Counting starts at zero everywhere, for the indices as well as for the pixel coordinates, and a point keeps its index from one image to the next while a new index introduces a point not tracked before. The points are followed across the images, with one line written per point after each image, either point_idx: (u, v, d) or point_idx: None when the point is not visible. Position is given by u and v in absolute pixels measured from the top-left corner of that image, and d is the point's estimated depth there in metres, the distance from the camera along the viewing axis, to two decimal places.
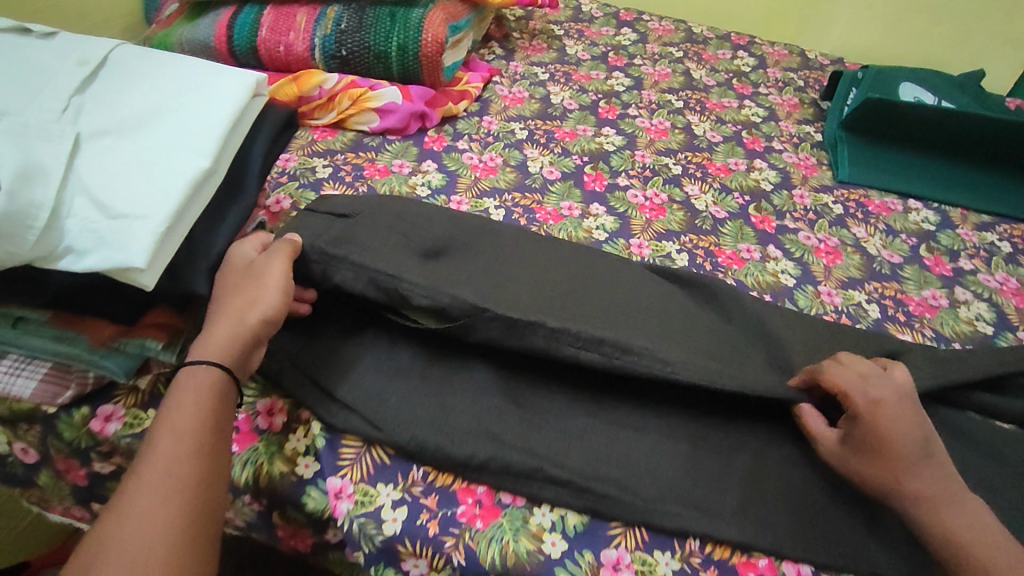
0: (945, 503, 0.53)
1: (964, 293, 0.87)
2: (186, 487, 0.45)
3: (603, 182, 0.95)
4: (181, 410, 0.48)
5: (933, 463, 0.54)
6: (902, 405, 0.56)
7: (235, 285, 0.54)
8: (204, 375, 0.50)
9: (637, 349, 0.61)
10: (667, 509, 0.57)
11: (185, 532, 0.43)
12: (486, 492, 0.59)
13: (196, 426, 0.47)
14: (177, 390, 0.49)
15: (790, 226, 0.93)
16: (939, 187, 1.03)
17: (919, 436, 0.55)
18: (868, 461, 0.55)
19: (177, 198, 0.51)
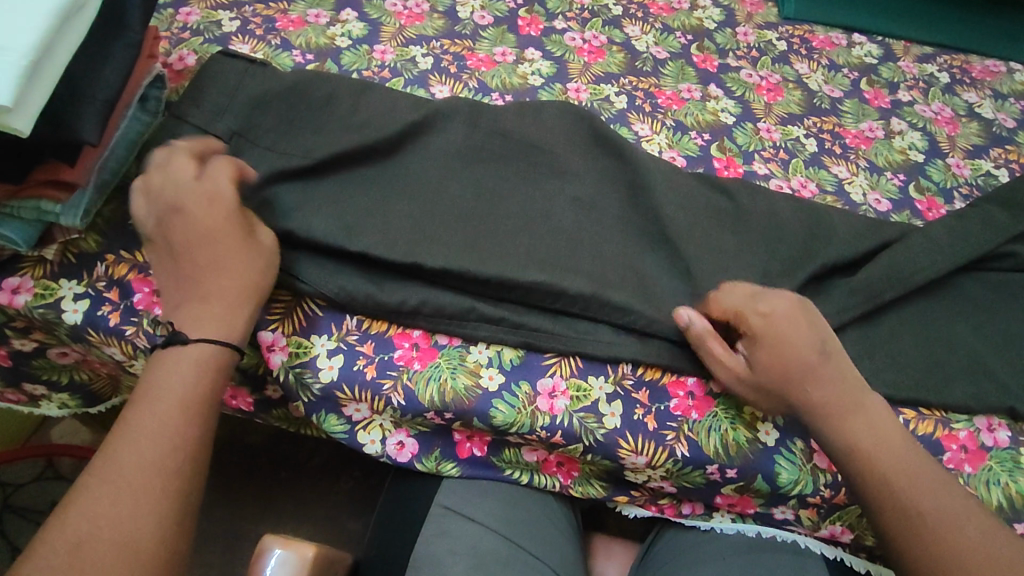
0: (845, 409, 0.52)
1: (900, 124, 0.87)
2: (171, 471, 0.44)
3: (538, 26, 0.89)
4: (176, 380, 0.47)
5: (837, 375, 0.53)
6: (795, 316, 0.54)
7: (233, 250, 0.52)
8: (206, 349, 0.49)
9: (525, 287, 0.56)
10: (599, 333, 0.57)
11: (169, 517, 0.43)
12: (422, 335, 0.58)
13: (183, 409, 0.46)
14: (161, 369, 0.48)
15: (732, 64, 0.90)
16: (884, 20, 1.00)
17: (813, 340, 0.53)
18: (774, 376, 0.53)
19: (39, 29, 0.45)
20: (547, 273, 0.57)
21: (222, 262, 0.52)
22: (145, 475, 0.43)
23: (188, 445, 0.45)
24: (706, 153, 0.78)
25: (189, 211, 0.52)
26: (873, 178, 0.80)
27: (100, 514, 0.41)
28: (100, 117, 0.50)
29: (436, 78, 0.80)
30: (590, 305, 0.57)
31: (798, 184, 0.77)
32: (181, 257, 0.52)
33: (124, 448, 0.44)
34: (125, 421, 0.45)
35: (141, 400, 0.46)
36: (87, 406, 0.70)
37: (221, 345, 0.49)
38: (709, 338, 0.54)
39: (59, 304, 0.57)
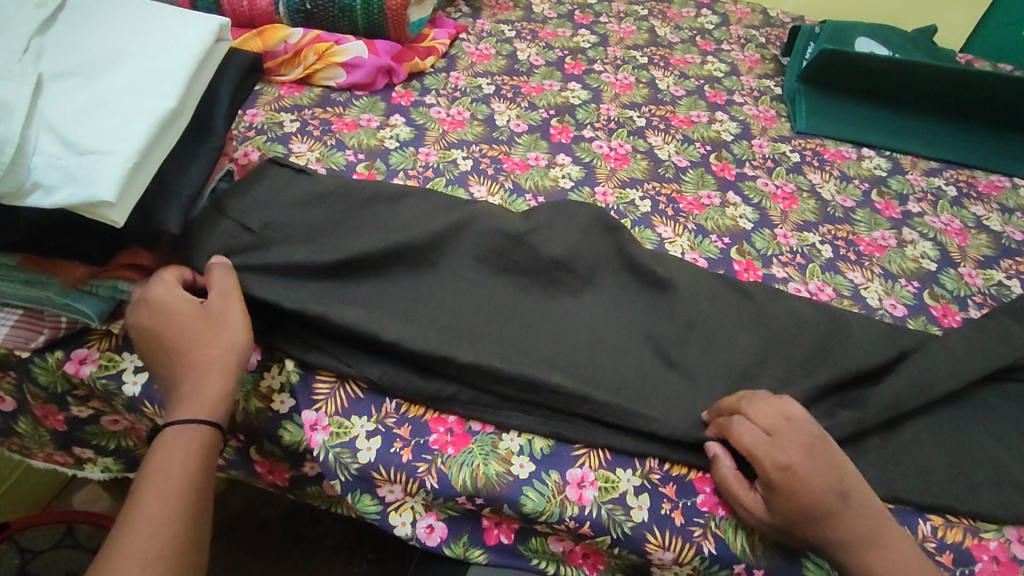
0: (871, 544, 0.51)
1: (911, 233, 0.92)
2: (176, 545, 0.46)
3: (569, 134, 0.98)
4: (168, 469, 0.49)
5: (861, 512, 0.52)
6: (814, 459, 0.52)
7: (191, 333, 0.54)
8: (186, 428, 0.50)
9: (553, 388, 0.58)
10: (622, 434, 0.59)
11: None
12: (457, 420, 0.60)
13: (179, 484, 0.48)
14: (155, 461, 0.49)
15: (748, 173, 0.97)
16: (892, 137, 1.08)
17: (833, 481, 0.52)
18: (800, 522, 0.51)
19: (145, 133, 0.52)
20: (571, 380, 0.59)
21: (192, 340, 0.53)
22: (152, 551, 0.45)
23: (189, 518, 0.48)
24: (726, 255, 0.83)
25: (153, 313, 0.54)
26: (888, 284, 0.83)
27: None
28: (183, 209, 0.55)
29: (474, 179, 0.87)
30: (614, 412, 0.58)
31: (816, 288, 0.81)
32: (157, 362, 0.54)
33: (123, 543, 0.45)
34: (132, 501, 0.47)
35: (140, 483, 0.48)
36: (126, 471, 0.72)
37: (202, 425, 0.51)
38: (732, 479, 0.54)
39: (120, 375, 0.60)
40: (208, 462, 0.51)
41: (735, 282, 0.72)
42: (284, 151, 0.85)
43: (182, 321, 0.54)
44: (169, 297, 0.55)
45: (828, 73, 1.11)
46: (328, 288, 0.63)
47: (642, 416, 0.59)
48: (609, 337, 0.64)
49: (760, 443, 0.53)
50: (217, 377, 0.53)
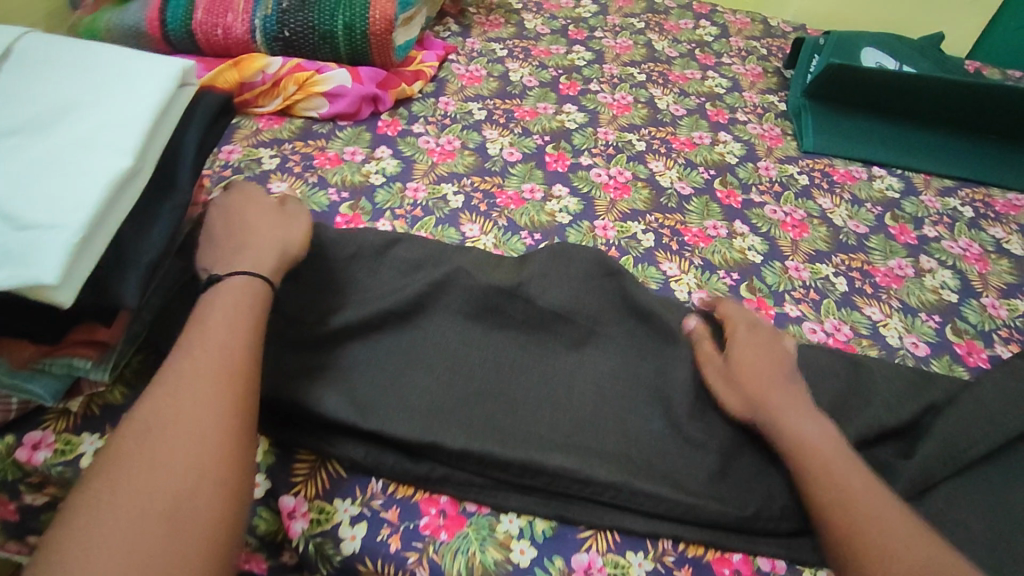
0: (802, 419, 0.56)
1: (929, 261, 0.87)
2: (220, 386, 0.47)
3: (565, 162, 0.92)
4: (226, 315, 0.51)
5: (796, 391, 0.59)
6: (765, 335, 0.63)
7: (266, 234, 0.60)
8: (229, 282, 0.54)
9: (552, 473, 0.54)
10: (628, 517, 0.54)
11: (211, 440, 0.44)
12: (450, 500, 0.56)
13: (213, 388, 0.46)
14: (213, 307, 0.52)
15: (755, 200, 0.92)
16: (903, 154, 1.03)
17: (781, 361, 0.61)
18: (743, 371, 0.60)
19: (97, 199, 0.47)
20: (573, 458, 0.55)
21: (262, 230, 0.60)
22: (198, 456, 0.43)
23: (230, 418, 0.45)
24: (736, 293, 0.78)
25: (251, 214, 0.62)
26: (908, 320, 0.78)
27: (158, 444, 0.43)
28: (143, 277, 0.49)
29: (466, 217, 0.81)
30: (620, 493, 0.54)
31: (832, 327, 0.76)
32: (228, 245, 0.58)
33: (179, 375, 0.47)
34: (150, 416, 0.44)
35: (161, 395, 0.45)
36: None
37: (251, 278, 0.54)
38: (703, 339, 0.64)
39: (78, 461, 0.55)
40: (235, 358, 0.48)
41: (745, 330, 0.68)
42: None
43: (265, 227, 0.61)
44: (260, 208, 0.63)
45: (835, 87, 1.06)
46: (303, 364, 0.58)
47: (653, 491, 0.54)
48: (615, 397, 0.60)
49: (735, 315, 0.66)
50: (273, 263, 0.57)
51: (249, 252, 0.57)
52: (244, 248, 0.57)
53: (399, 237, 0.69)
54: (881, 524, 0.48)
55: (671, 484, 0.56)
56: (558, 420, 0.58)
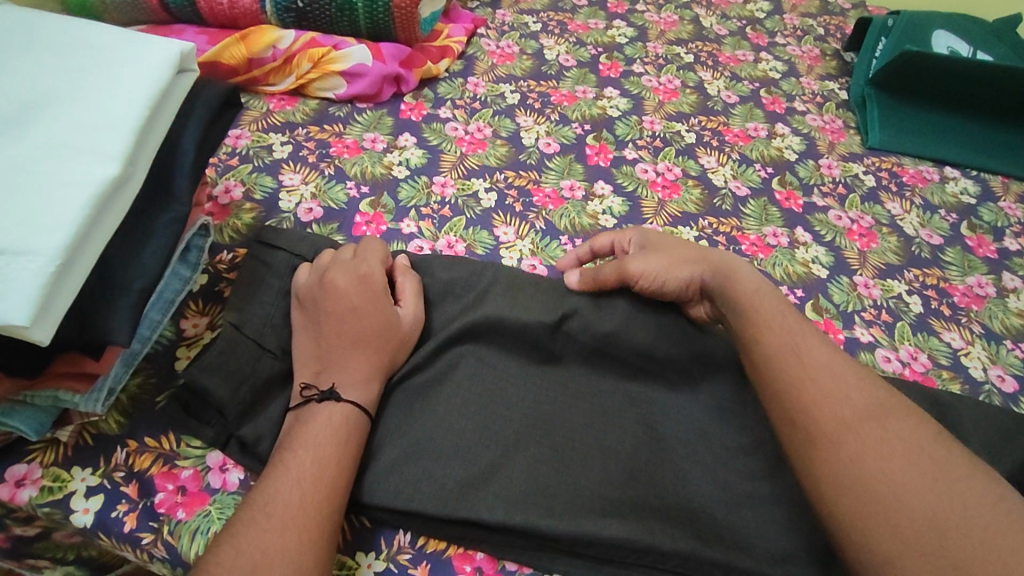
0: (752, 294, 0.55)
1: (1012, 280, 0.78)
2: (317, 496, 0.43)
3: (608, 155, 0.83)
4: (321, 429, 0.47)
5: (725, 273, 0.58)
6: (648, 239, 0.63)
7: (377, 318, 0.53)
8: (335, 417, 0.48)
9: (607, 542, 0.47)
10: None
11: (301, 547, 0.41)
12: (486, 558, 0.49)
13: (320, 510, 0.43)
14: (315, 419, 0.48)
15: (818, 203, 0.83)
16: (979, 153, 0.93)
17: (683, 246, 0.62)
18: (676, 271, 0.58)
19: (78, 216, 0.39)
20: (629, 524, 0.48)
21: (353, 321, 0.52)
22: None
23: (320, 548, 0.42)
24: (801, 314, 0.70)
25: (360, 285, 0.54)
26: (992, 349, 0.70)
27: (255, 551, 0.40)
28: (135, 309, 0.43)
29: (500, 218, 0.73)
30: (687, 562, 0.48)
31: (908, 355, 0.68)
32: (327, 328, 0.52)
33: (280, 478, 0.44)
34: (246, 519, 0.42)
35: (260, 498, 0.43)
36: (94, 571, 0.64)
37: (362, 412, 0.49)
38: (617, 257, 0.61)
39: (69, 501, 0.48)
40: (346, 478, 0.46)
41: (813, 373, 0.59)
42: (273, 185, 0.71)
43: (378, 304, 0.54)
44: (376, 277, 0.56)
45: (905, 76, 0.96)
46: None
47: (717, 559, 0.48)
48: (669, 448, 0.53)
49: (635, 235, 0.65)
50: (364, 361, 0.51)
51: (350, 350, 0.51)
52: (341, 345, 0.51)
53: (423, 260, 0.62)
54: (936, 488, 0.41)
55: (738, 549, 0.49)
56: (610, 472, 0.51)
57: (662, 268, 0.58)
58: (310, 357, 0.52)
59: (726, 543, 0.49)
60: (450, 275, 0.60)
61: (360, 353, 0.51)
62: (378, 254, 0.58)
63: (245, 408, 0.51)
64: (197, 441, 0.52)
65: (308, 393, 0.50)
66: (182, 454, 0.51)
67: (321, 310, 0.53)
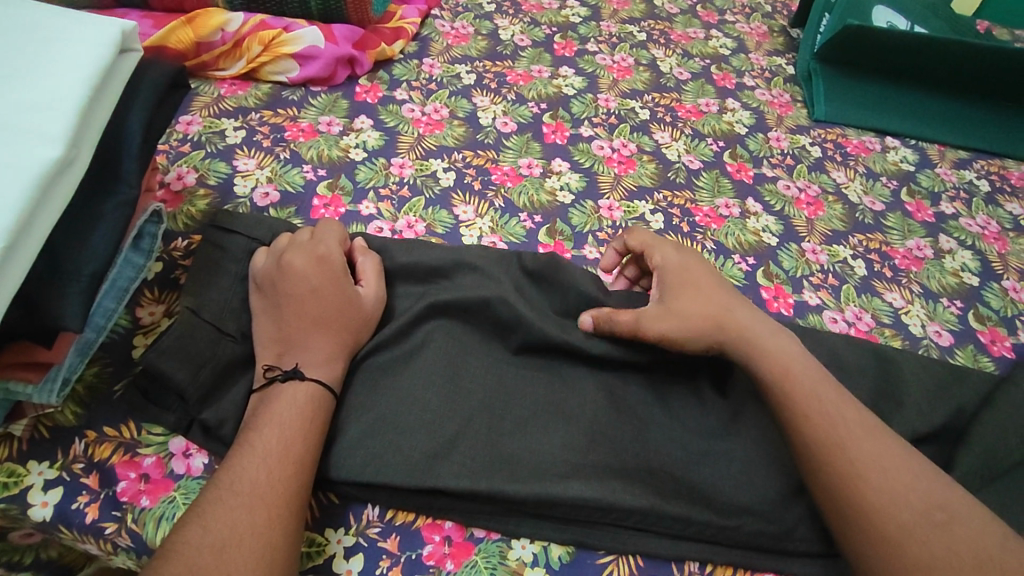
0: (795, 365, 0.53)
1: (948, 242, 0.82)
2: (284, 475, 0.44)
3: (564, 133, 0.84)
4: (285, 408, 0.47)
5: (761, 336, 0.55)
6: (678, 285, 0.59)
7: (338, 299, 0.53)
8: (297, 395, 0.48)
9: (571, 502, 0.49)
10: (654, 543, 0.50)
11: (269, 527, 0.41)
12: (455, 526, 0.51)
13: (287, 486, 0.44)
14: (278, 398, 0.48)
15: (767, 174, 0.86)
16: (917, 123, 0.97)
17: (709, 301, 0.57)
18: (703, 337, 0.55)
19: (19, 203, 0.38)
20: (592, 485, 0.50)
21: (313, 302, 0.52)
22: (254, 556, 0.40)
23: (289, 522, 0.43)
24: (752, 281, 0.72)
25: (319, 266, 0.54)
26: (930, 307, 0.74)
27: (222, 531, 0.40)
28: (86, 295, 0.42)
29: (459, 197, 0.74)
30: (647, 518, 0.50)
31: (853, 316, 0.71)
32: (287, 309, 0.52)
33: (245, 458, 0.44)
34: (213, 497, 0.42)
35: (226, 476, 0.43)
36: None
37: (326, 390, 0.49)
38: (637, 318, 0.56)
39: (26, 496, 0.47)
40: (312, 454, 0.46)
41: None
42: (227, 170, 0.70)
43: (338, 285, 0.54)
44: (336, 259, 0.56)
45: (847, 50, 0.99)
46: None
47: (677, 513, 0.50)
48: (628, 412, 0.55)
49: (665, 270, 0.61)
50: (326, 342, 0.51)
51: (312, 330, 0.51)
52: (303, 325, 0.51)
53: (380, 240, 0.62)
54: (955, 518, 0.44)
55: (696, 504, 0.51)
56: (571, 437, 0.53)
57: (683, 337, 0.55)
58: (271, 340, 0.52)
59: (684, 498, 0.51)
60: (407, 253, 0.61)
61: (322, 333, 0.51)
62: (336, 235, 0.58)
63: (206, 393, 0.51)
64: (157, 429, 0.51)
65: (270, 373, 0.50)
66: (143, 442, 0.51)
67: (280, 292, 0.53)
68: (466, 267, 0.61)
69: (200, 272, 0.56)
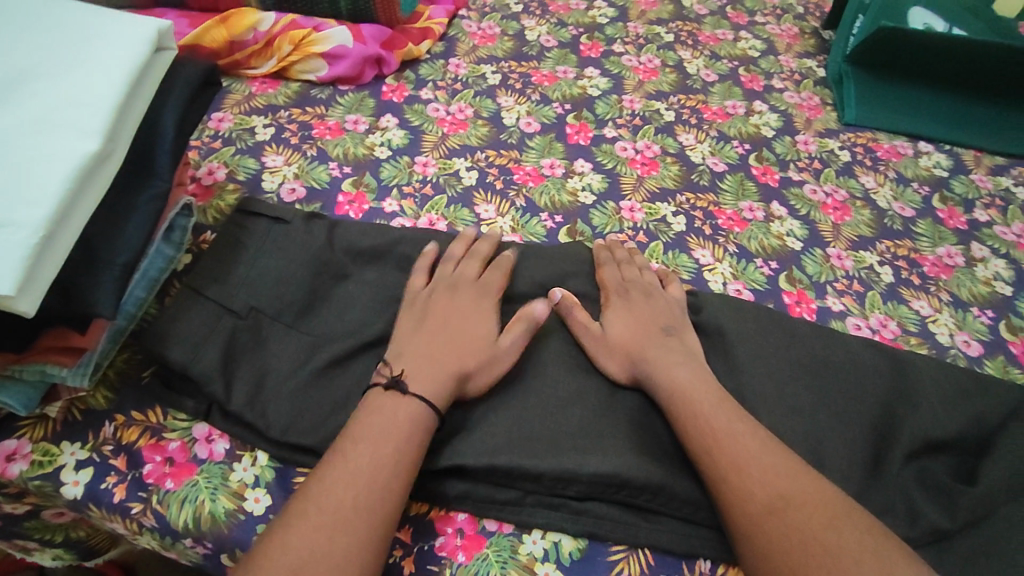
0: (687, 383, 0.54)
1: (981, 250, 0.80)
2: (367, 492, 0.44)
3: (587, 134, 0.84)
4: (381, 423, 0.48)
5: (682, 348, 0.57)
6: (636, 309, 0.60)
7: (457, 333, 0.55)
8: (410, 406, 0.49)
9: (587, 479, 0.50)
10: (665, 524, 0.51)
11: (341, 544, 0.42)
12: (468, 519, 0.51)
13: (368, 503, 0.44)
14: (379, 411, 0.49)
15: (793, 178, 0.84)
16: (952, 128, 0.95)
17: (658, 320, 0.59)
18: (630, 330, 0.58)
19: (58, 193, 0.40)
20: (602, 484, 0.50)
21: (440, 332, 0.54)
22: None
23: (370, 543, 0.43)
24: (774, 285, 0.72)
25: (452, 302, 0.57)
26: (959, 316, 0.72)
27: (292, 542, 0.42)
28: (120, 283, 0.44)
29: (480, 196, 0.74)
30: (658, 497, 0.51)
31: (878, 323, 0.70)
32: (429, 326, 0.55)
33: (338, 470, 0.45)
34: (298, 509, 0.44)
35: (315, 487, 0.45)
36: (80, 558, 0.66)
37: (431, 408, 0.49)
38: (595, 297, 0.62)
39: (59, 474, 0.50)
40: (405, 473, 0.47)
41: (780, 342, 0.62)
42: (255, 166, 0.72)
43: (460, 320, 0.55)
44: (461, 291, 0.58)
45: (882, 52, 0.97)
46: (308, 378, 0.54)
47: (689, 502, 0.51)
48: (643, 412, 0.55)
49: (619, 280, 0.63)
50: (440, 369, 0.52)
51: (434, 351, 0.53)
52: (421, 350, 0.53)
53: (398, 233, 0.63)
54: (826, 525, 0.45)
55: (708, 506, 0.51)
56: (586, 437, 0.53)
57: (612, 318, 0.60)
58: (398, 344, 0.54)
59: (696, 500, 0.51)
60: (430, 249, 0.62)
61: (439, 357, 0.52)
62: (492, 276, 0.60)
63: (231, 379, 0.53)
64: (183, 414, 0.53)
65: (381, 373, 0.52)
66: (168, 426, 0.52)
67: (430, 307, 0.56)
68: (484, 264, 0.61)
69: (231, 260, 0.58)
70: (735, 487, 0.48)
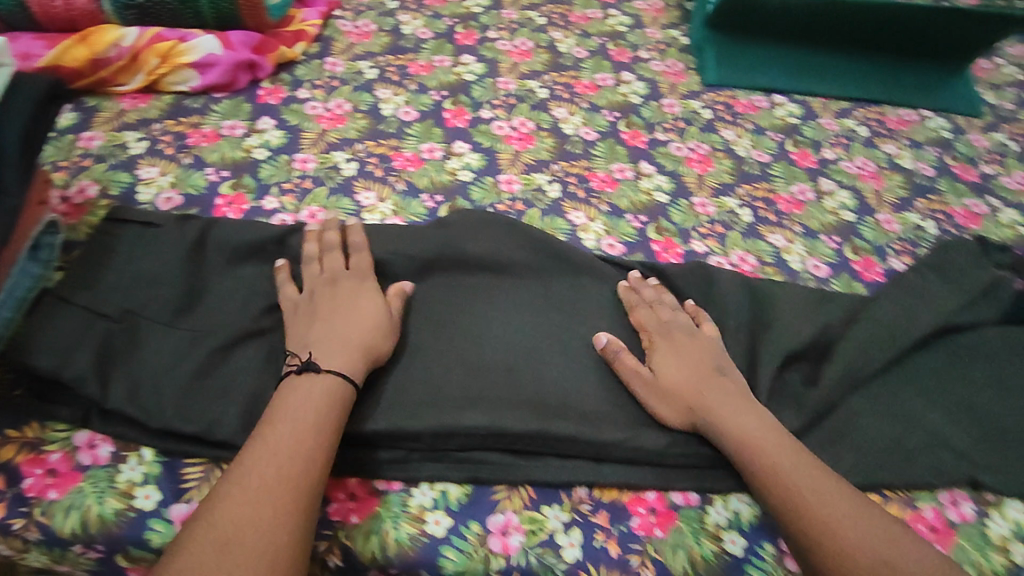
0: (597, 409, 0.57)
1: (828, 183, 0.88)
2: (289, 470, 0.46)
3: (465, 117, 0.88)
4: (297, 408, 0.50)
5: (559, 372, 0.59)
6: (511, 333, 0.61)
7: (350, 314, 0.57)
8: (332, 383, 0.52)
9: (465, 432, 0.54)
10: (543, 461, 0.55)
11: (263, 525, 0.43)
12: (359, 481, 0.54)
13: (290, 484, 0.46)
14: (296, 393, 0.51)
15: (660, 139, 0.90)
16: (800, 79, 1.03)
17: (533, 343, 0.61)
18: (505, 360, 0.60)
19: None
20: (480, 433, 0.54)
21: (339, 318, 0.56)
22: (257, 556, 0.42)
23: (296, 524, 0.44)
24: (643, 237, 0.77)
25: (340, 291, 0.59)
26: (810, 244, 0.80)
27: (217, 527, 0.43)
28: None
29: (361, 184, 0.77)
30: (536, 440, 0.55)
31: (738, 259, 0.77)
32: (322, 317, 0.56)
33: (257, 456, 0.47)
34: (224, 494, 0.45)
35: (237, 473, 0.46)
36: None
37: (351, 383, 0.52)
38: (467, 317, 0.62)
39: None
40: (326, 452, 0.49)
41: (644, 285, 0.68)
42: (129, 180, 0.72)
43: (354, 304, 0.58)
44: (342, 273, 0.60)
45: (733, 16, 1.04)
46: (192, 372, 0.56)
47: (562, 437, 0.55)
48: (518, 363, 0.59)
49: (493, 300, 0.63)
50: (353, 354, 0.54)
51: (336, 337, 0.55)
52: (328, 336, 0.55)
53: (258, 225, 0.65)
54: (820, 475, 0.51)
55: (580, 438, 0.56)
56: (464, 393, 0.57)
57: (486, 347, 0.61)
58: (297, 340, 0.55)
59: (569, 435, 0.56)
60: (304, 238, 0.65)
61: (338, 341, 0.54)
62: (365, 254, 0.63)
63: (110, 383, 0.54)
64: (60, 425, 0.54)
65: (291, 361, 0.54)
66: (46, 440, 0.53)
67: (324, 299, 0.58)
68: (343, 245, 0.64)
69: (99, 270, 0.59)
70: (755, 463, 0.53)
